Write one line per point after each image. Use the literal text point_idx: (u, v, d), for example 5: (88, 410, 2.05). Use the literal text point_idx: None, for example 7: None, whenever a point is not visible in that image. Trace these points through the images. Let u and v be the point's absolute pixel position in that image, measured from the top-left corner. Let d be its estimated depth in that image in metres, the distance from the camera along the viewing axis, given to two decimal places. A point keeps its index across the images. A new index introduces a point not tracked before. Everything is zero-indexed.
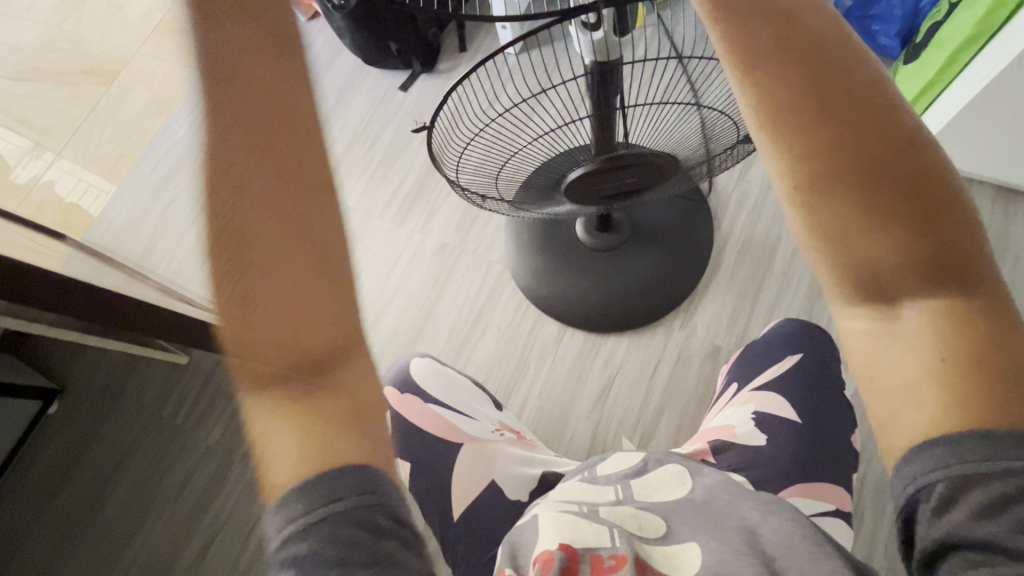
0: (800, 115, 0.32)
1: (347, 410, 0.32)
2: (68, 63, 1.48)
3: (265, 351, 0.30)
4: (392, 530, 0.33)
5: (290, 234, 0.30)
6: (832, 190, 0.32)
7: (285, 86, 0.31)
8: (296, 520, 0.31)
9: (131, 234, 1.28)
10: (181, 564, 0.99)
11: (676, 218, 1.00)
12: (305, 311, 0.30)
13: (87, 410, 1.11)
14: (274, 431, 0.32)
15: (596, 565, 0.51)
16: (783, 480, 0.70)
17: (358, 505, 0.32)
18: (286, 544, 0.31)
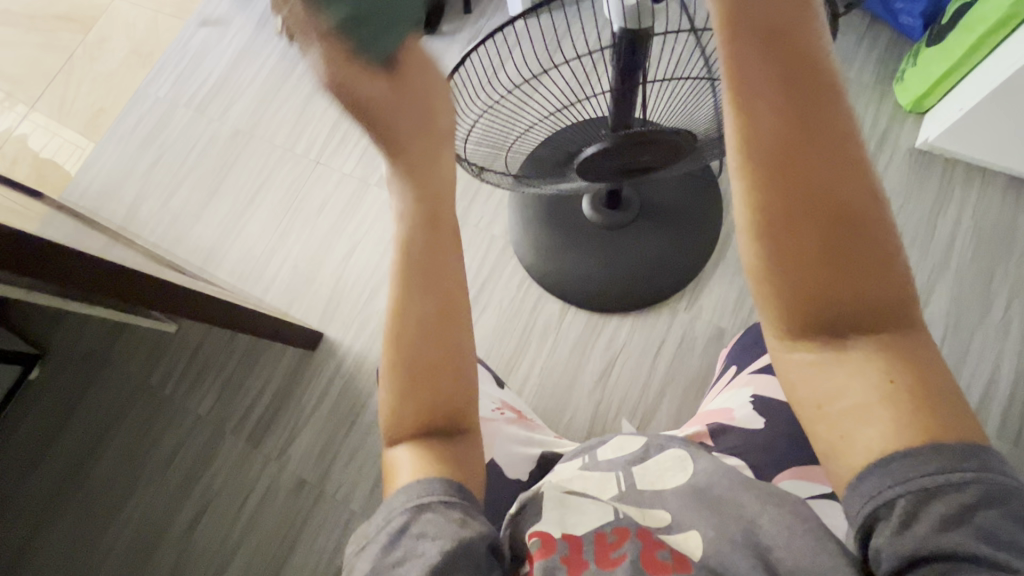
0: (783, 160, 0.34)
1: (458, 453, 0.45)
2: (41, 7, 1.39)
3: (414, 423, 0.45)
4: (464, 521, 0.41)
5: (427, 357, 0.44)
6: (792, 228, 0.34)
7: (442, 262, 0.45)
8: (398, 505, 0.41)
9: (113, 195, 1.21)
10: (171, 535, 0.97)
11: (687, 197, 0.98)
12: (447, 388, 0.45)
13: (70, 376, 1.08)
14: (404, 459, 0.44)
15: (599, 543, 0.50)
16: (779, 465, 0.68)
17: (442, 498, 0.41)
18: (387, 522, 0.41)
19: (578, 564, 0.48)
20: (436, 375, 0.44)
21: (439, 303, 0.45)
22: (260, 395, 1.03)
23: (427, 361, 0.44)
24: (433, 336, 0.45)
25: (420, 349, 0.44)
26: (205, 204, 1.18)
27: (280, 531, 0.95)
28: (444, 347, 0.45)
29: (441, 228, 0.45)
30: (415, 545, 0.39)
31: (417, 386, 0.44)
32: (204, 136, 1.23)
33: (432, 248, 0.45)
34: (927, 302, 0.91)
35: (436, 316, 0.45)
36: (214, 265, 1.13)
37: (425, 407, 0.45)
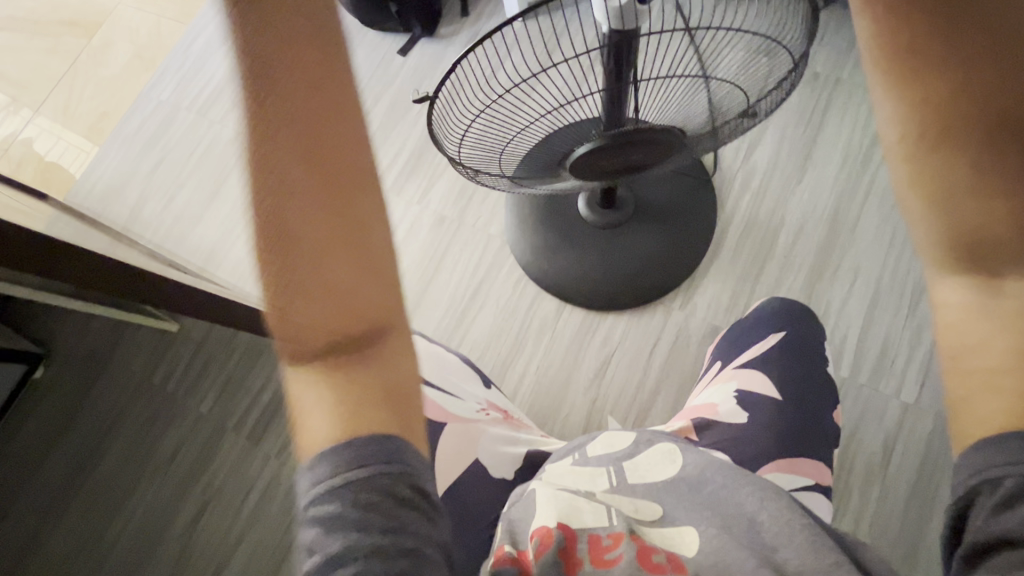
0: (920, 63, 0.33)
1: (386, 385, 0.38)
2: (46, 12, 1.41)
3: (310, 341, 0.36)
4: (411, 502, 0.37)
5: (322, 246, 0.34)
6: (936, 135, 0.33)
7: (336, 125, 0.35)
8: (324, 484, 0.36)
9: (117, 196, 1.23)
10: (173, 532, 0.99)
11: (680, 197, 0.99)
12: (360, 298, 0.36)
13: (74, 375, 1.09)
14: (314, 397, 0.38)
15: (595, 545, 0.50)
16: (764, 456, 0.71)
17: (380, 474, 0.36)
18: (315, 507, 0.36)
19: (574, 563, 0.49)
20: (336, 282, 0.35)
21: (340, 180, 0.35)
22: (260, 393, 1.04)
23: (321, 267, 0.34)
24: (331, 216, 0.35)
25: (312, 247, 0.34)
26: (207, 205, 1.20)
27: (279, 528, 0.96)
28: (349, 233, 0.35)
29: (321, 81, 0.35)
30: (356, 538, 0.35)
31: (313, 301, 0.34)
32: (206, 138, 1.25)
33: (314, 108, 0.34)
34: (920, 299, 0.91)
35: (335, 202, 0.35)
36: (215, 265, 1.15)
37: (332, 321, 0.36)
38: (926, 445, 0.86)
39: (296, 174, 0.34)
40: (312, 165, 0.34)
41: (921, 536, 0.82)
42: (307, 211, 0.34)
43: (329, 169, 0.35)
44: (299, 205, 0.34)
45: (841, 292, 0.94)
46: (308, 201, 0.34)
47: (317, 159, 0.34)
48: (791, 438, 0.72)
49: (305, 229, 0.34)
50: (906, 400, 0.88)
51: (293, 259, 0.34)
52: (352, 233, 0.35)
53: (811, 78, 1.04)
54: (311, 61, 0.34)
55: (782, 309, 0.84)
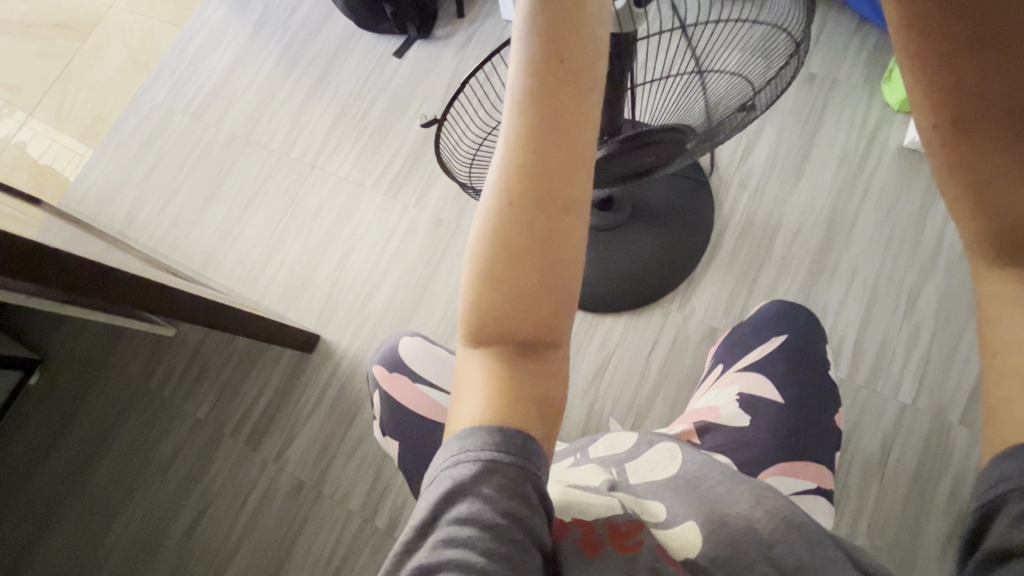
0: (947, 42, 0.33)
1: (542, 394, 0.38)
2: (39, 15, 1.40)
3: (494, 325, 0.38)
4: (533, 498, 0.37)
5: (530, 244, 0.36)
6: (959, 126, 0.34)
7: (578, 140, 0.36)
8: (466, 451, 0.37)
9: (112, 200, 1.23)
10: (170, 537, 0.98)
11: (676, 198, 0.99)
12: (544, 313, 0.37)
13: (70, 381, 1.08)
14: (478, 378, 0.38)
15: (613, 530, 0.49)
16: (765, 460, 0.71)
17: (516, 465, 0.36)
18: (450, 468, 0.37)
19: (595, 547, 0.47)
20: (530, 294, 0.36)
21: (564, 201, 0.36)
22: (258, 398, 1.04)
23: (518, 275, 0.36)
24: (546, 223, 0.36)
25: (520, 255, 0.36)
26: (203, 209, 1.19)
27: (277, 533, 0.96)
28: (556, 242, 0.36)
29: (579, 102, 0.36)
30: (478, 510, 0.35)
31: (506, 301, 0.37)
32: (201, 141, 1.24)
33: (566, 132, 0.36)
34: (917, 300, 0.91)
35: (553, 217, 0.36)
36: (211, 269, 1.14)
37: (514, 325, 0.37)
38: (924, 444, 0.86)
39: (532, 180, 0.36)
40: (545, 176, 0.36)
41: (919, 535, 0.82)
42: (530, 212, 0.36)
43: (559, 184, 0.36)
44: (528, 207, 0.36)
45: (838, 292, 0.94)
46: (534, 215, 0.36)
47: (552, 169, 0.36)
48: (792, 440, 0.72)
49: (523, 227, 0.36)
50: (904, 399, 0.88)
51: (501, 261, 0.36)
52: (559, 243, 0.36)
53: (806, 78, 1.05)
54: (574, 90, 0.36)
55: (779, 310, 0.84)
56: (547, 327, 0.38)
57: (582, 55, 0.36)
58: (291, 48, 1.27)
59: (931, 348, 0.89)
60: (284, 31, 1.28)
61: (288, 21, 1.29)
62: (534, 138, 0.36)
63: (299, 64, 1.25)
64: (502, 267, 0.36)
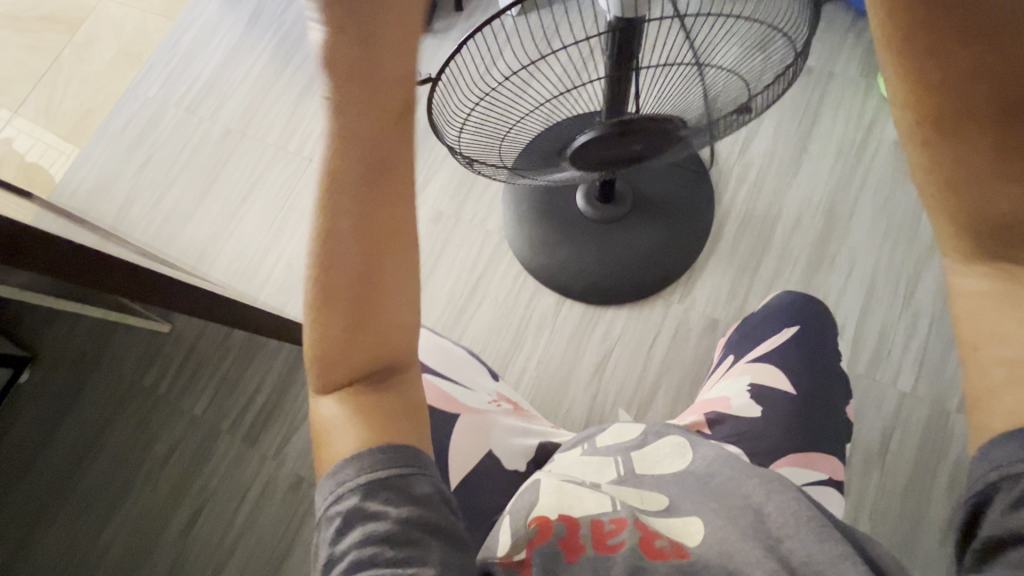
0: (935, 41, 0.35)
1: (404, 406, 0.42)
2: (26, 8, 1.38)
3: (338, 369, 0.41)
4: (426, 498, 0.39)
5: (357, 284, 0.39)
6: (947, 131, 0.36)
7: (392, 190, 0.40)
8: (346, 481, 0.38)
9: (104, 196, 1.20)
10: (167, 536, 0.96)
11: (677, 189, 0.99)
12: (381, 328, 0.41)
13: (62, 379, 1.06)
14: (337, 418, 0.40)
15: (597, 530, 0.49)
16: (775, 450, 0.71)
17: (398, 474, 0.39)
18: (336, 501, 0.38)
19: (575, 549, 0.48)
20: (366, 324, 0.40)
21: (375, 223, 0.39)
22: (256, 393, 1.02)
23: (346, 299, 0.39)
24: (370, 262, 0.39)
25: (341, 296, 0.39)
26: (197, 203, 1.17)
27: (278, 529, 0.94)
28: (376, 276, 0.40)
29: (389, 154, 0.39)
30: (373, 528, 0.38)
31: (343, 342, 0.40)
32: (194, 135, 1.22)
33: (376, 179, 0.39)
34: (915, 291, 0.92)
35: (370, 257, 0.39)
36: (206, 264, 1.12)
37: (352, 360, 0.40)
38: (924, 432, 0.87)
39: (349, 226, 0.39)
40: (364, 222, 0.39)
41: (920, 523, 0.83)
42: (350, 256, 0.39)
43: (381, 225, 0.40)
44: (342, 253, 0.39)
45: (838, 282, 0.95)
46: (350, 246, 0.39)
47: (366, 215, 0.39)
48: (800, 431, 0.72)
49: (344, 268, 0.39)
50: (904, 387, 0.89)
51: (332, 289, 0.39)
52: (382, 274, 0.40)
53: (805, 71, 1.05)
54: (385, 154, 0.39)
55: (787, 302, 0.86)
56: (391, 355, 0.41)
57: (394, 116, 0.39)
58: (286, 42, 1.26)
59: (929, 338, 0.90)
60: (279, 25, 1.27)
61: (283, 14, 1.28)
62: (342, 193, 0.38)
63: (295, 58, 1.24)
64: (335, 309, 0.39)
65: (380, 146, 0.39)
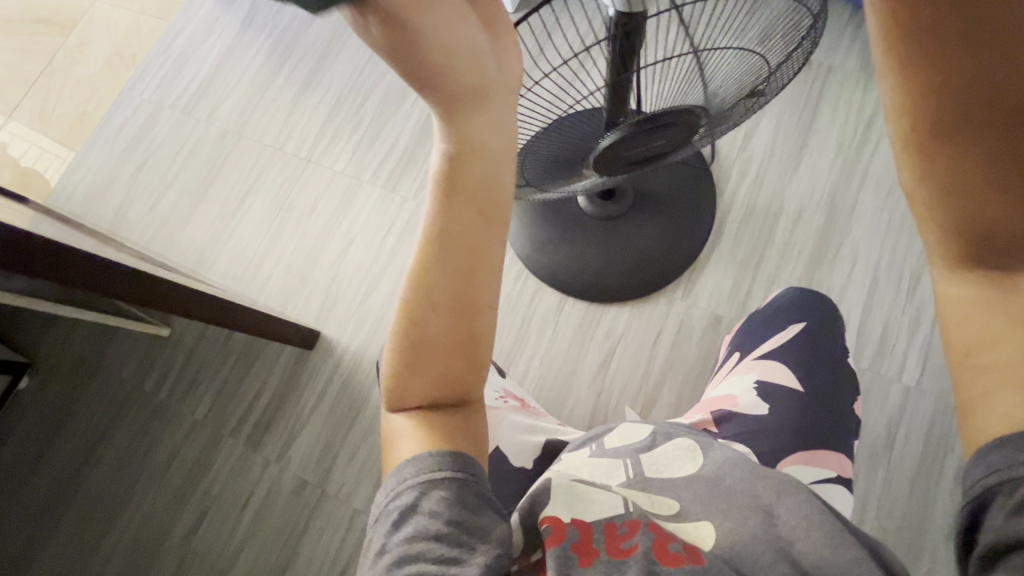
0: (932, 37, 0.33)
1: (468, 430, 0.45)
2: (18, 11, 1.36)
3: (415, 395, 0.45)
4: (477, 505, 0.41)
5: (443, 332, 0.44)
6: (938, 134, 0.34)
7: (484, 255, 0.44)
8: (407, 478, 0.42)
9: (100, 200, 1.19)
10: (170, 541, 0.96)
11: (678, 187, 0.98)
12: (458, 369, 0.45)
13: (60, 385, 1.06)
14: (409, 432, 0.45)
15: (609, 533, 0.48)
16: (782, 449, 0.70)
17: (455, 477, 0.41)
18: (396, 496, 0.41)
19: (589, 553, 0.46)
20: (447, 361, 0.44)
21: (470, 284, 0.44)
22: (258, 396, 1.02)
23: (429, 347, 0.44)
24: (457, 312, 0.44)
25: (429, 337, 0.44)
26: (195, 207, 1.17)
27: (281, 534, 0.94)
28: (461, 326, 0.44)
29: (486, 225, 0.44)
30: (424, 524, 0.39)
31: (423, 374, 0.45)
32: (192, 138, 1.22)
33: (467, 248, 0.43)
34: (918, 284, 0.92)
35: (459, 311, 0.44)
36: (206, 268, 1.12)
37: (428, 387, 0.45)
38: (929, 426, 0.86)
39: (446, 279, 0.43)
40: (459, 279, 0.44)
41: (927, 517, 0.83)
42: (440, 306, 0.44)
43: (469, 286, 0.44)
44: (436, 304, 0.44)
45: (841, 277, 0.94)
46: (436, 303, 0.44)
47: (463, 274, 0.44)
48: (809, 429, 0.71)
49: (433, 317, 0.44)
50: (908, 381, 0.89)
51: (420, 329, 0.44)
52: (465, 326, 0.44)
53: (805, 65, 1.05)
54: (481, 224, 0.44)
55: (792, 299, 0.86)
56: (461, 390, 0.46)
57: (486, 194, 0.44)
58: (282, 42, 1.24)
59: (933, 331, 0.90)
60: (274, 24, 1.26)
61: (278, 13, 1.27)
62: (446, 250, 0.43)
63: (291, 58, 1.23)
64: (417, 345, 0.44)
65: (476, 215, 0.44)
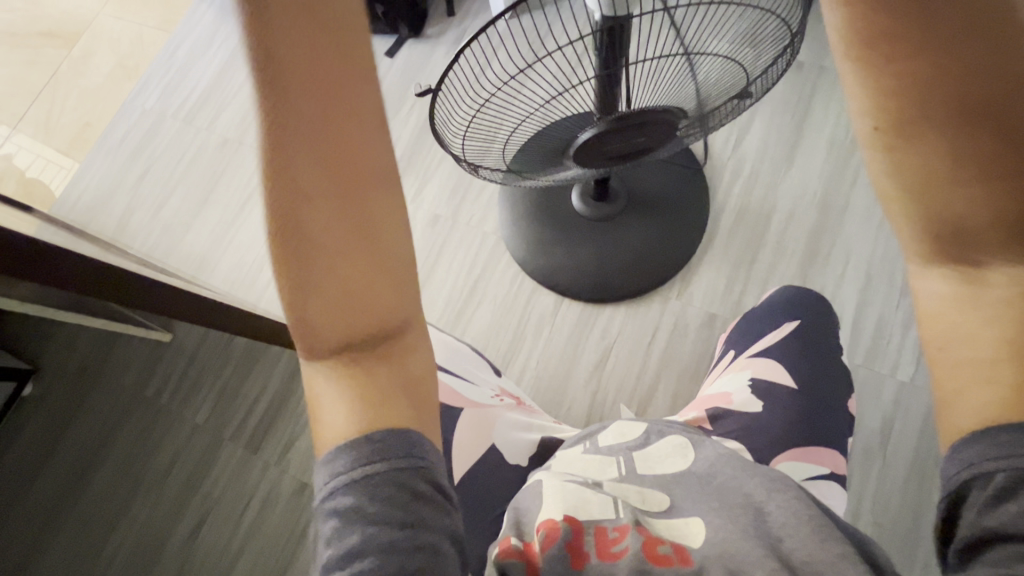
0: (888, 37, 0.32)
1: (404, 377, 0.37)
2: (23, 25, 1.39)
3: (324, 338, 0.35)
4: (428, 496, 0.35)
5: (340, 234, 0.34)
6: (905, 132, 0.33)
7: (353, 109, 0.33)
8: (341, 476, 0.34)
9: (103, 208, 1.21)
10: (172, 544, 0.97)
11: (671, 187, 0.99)
12: (365, 285, 0.35)
13: (64, 390, 1.07)
14: (331, 395, 0.36)
15: (601, 537, 0.49)
16: (774, 446, 0.71)
17: (400, 468, 0.34)
18: (333, 498, 0.34)
19: (582, 555, 0.47)
20: (349, 279, 0.34)
21: (344, 156, 0.33)
22: (258, 399, 1.03)
23: (342, 267, 0.34)
24: (346, 200, 0.34)
25: (317, 245, 0.33)
26: (195, 213, 1.18)
27: (281, 536, 0.95)
28: (364, 220, 0.34)
29: (342, 68, 0.33)
30: (373, 534, 0.33)
31: (324, 305, 0.34)
32: (193, 145, 1.23)
33: (326, 105, 0.32)
34: (910, 281, 0.93)
35: (349, 201, 0.34)
36: (206, 273, 1.13)
37: (336, 323, 0.35)
38: (923, 422, 0.87)
39: (314, 159, 0.33)
40: (332, 154, 0.33)
41: (923, 513, 0.83)
42: (324, 201, 0.33)
43: (347, 159, 0.33)
44: (310, 196, 0.33)
45: (834, 275, 0.95)
46: (323, 190, 0.33)
47: (333, 145, 0.33)
48: (801, 426, 0.72)
49: (318, 217, 0.33)
50: (903, 378, 0.89)
51: (304, 239, 0.33)
52: (366, 219, 0.34)
53: (795, 66, 1.06)
54: (337, 68, 0.33)
55: (786, 295, 0.86)
56: (383, 317, 0.36)
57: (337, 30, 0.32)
58: None
59: None
60: None
61: None
62: (294, 119, 0.32)
63: None
64: (306, 262, 0.33)
65: (326, 58, 0.32)
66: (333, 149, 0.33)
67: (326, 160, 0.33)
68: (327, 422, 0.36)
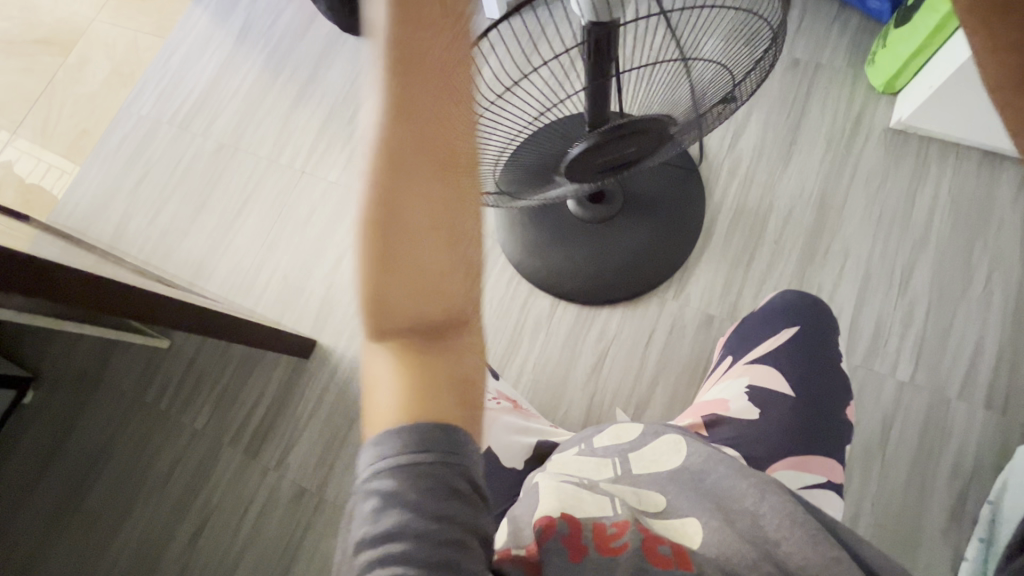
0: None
1: (460, 374, 0.34)
2: (19, 32, 1.39)
3: (396, 318, 0.32)
4: (468, 494, 0.32)
5: (423, 222, 0.31)
6: None
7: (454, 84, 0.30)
8: (384, 458, 0.32)
9: (101, 214, 1.21)
10: (172, 550, 0.97)
11: (667, 188, 0.99)
12: (439, 273, 0.32)
13: (64, 398, 1.07)
14: (387, 375, 0.33)
15: (600, 532, 0.46)
16: (773, 453, 0.70)
17: (445, 461, 0.32)
18: (371, 478, 0.32)
19: (580, 549, 0.44)
20: (426, 266, 0.31)
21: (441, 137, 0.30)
22: (257, 404, 1.03)
23: (426, 258, 0.31)
24: (433, 184, 0.31)
25: (406, 229, 0.31)
26: (192, 219, 1.18)
27: (280, 541, 0.95)
28: (449, 211, 0.32)
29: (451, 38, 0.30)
30: (407, 521, 0.31)
31: (400, 289, 0.31)
32: (189, 151, 1.23)
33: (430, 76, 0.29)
34: (908, 280, 0.92)
35: (439, 183, 0.31)
36: (203, 279, 1.13)
37: (408, 308, 0.32)
38: (924, 422, 0.86)
39: (412, 139, 0.29)
40: (427, 135, 0.30)
41: (923, 514, 0.83)
42: (421, 179, 0.30)
43: (440, 143, 0.30)
44: (409, 179, 0.30)
45: (832, 274, 0.94)
46: (418, 172, 0.30)
47: (435, 124, 0.30)
48: (799, 431, 0.72)
49: (411, 199, 0.30)
50: (902, 378, 0.89)
51: (400, 222, 0.31)
52: (455, 210, 0.32)
53: (792, 63, 1.05)
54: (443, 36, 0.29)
55: (782, 304, 0.86)
56: (451, 304, 0.33)
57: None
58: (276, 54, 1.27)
59: (925, 327, 0.90)
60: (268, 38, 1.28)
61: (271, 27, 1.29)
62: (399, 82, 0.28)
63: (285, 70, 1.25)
64: (391, 248, 0.31)
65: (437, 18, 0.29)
66: (443, 133, 0.30)
67: (432, 144, 0.30)
68: (378, 402, 0.33)
